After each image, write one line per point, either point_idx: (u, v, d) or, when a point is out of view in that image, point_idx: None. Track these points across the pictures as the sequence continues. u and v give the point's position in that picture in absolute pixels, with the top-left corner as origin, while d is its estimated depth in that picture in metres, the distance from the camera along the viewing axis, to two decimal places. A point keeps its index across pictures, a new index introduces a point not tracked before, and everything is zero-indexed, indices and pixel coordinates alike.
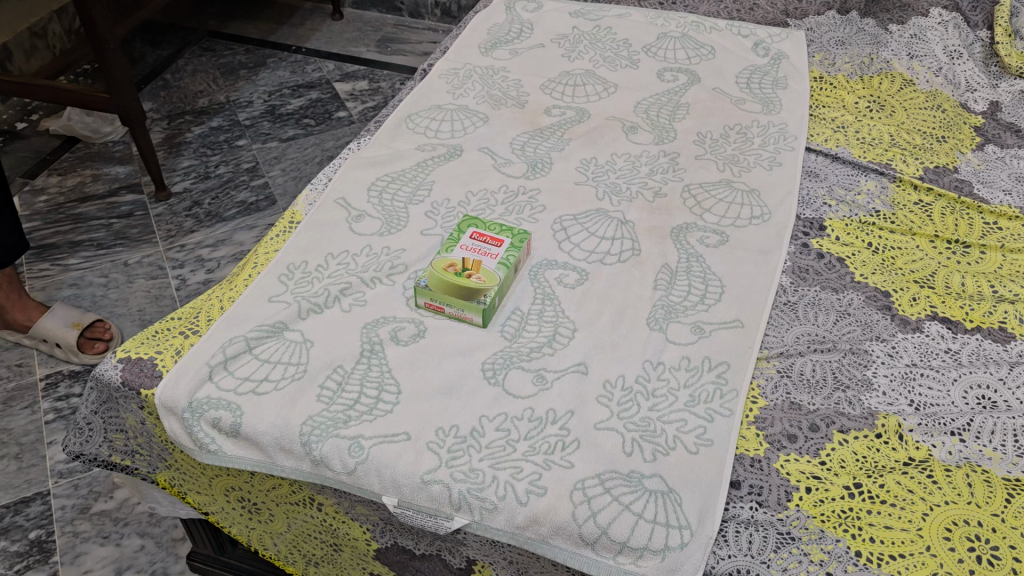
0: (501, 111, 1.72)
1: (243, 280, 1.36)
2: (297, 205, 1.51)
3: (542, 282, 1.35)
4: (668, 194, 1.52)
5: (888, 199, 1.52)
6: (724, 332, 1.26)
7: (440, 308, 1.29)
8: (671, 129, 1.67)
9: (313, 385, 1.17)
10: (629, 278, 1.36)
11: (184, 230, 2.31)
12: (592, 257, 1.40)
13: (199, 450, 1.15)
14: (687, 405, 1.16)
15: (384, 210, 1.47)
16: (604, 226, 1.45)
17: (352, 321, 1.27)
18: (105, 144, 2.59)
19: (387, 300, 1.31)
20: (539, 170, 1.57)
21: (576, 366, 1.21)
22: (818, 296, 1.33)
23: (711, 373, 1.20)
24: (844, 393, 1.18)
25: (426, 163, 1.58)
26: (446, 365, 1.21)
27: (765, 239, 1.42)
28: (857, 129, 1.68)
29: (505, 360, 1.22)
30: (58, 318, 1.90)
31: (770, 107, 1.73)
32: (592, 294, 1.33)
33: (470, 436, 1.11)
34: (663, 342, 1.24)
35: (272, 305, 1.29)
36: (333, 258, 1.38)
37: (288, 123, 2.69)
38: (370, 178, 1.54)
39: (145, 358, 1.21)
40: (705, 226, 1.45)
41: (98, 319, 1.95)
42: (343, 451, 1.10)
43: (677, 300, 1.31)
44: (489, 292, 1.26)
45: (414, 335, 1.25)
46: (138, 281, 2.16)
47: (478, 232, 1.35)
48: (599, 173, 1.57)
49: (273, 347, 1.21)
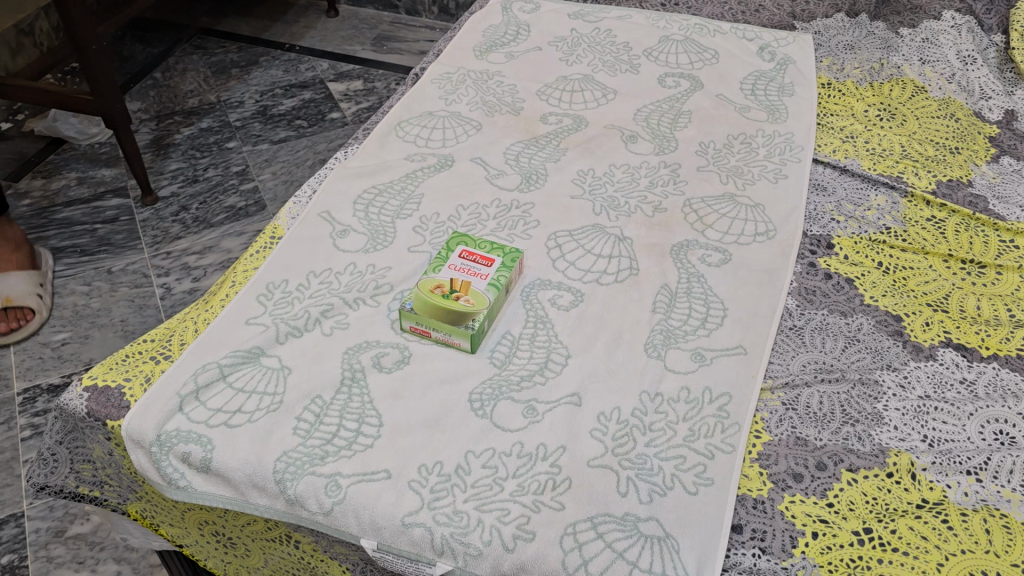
0: (496, 119, 1.65)
1: (219, 301, 1.29)
2: (279, 219, 1.44)
3: (534, 304, 1.28)
4: (668, 208, 1.45)
5: (899, 215, 1.44)
6: (726, 360, 1.19)
7: (426, 332, 1.22)
8: (672, 139, 1.60)
9: (289, 417, 1.10)
10: (626, 300, 1.29)
11: (170, 236, 2.24)
12: (587, 277, 1.33)
13: (168, 486, 1.08)
14: (686, 441, 1.09)
15: (370, 225, 1.40)
16: (600, 243, 1.38)
17: (332, 347, 1.20)
18: (91, 145, 2.52)
19: (370, 323, 1.24)
20: (533, 182, 1.50)
21: (569, 397, 1.14)
22: (825, 320, 1.26)
23: (712, 406, 1.13)
24: (853, 427, 1.11)
25: (415, 174, 1.51)
26: (431, 395, 1.14)
27: (770, 259, 1.35)
28: (867, 139, 1.60)
29: (494, 391, 1.15)
30: (13, 285, 1.94)
31: (776, 115, 1.66)
32: (587, 317, 1.26)
33: (455, 475, 1.04)
34: (662, 371, 1.18)
35: (249, 329, 1.22)
36: (314, 278, 1.31)
37: (280, 124, 2.62)
38: (356, 190, 1.47)
39: (112, 387, 1.15)
40: (707, 243, 1.38)
41: (31, 313, 1.97)
42: (319, 490, 1.03)
43: (677, 324, 1.24)
44: (479, 316, 1.19)
45: (398, 362, 1.19)
46: (121, 290, 2.09)
47: (468, 250, 1.28)
48: (596, 185, 1.50)
49: (249, 375, 1.15)
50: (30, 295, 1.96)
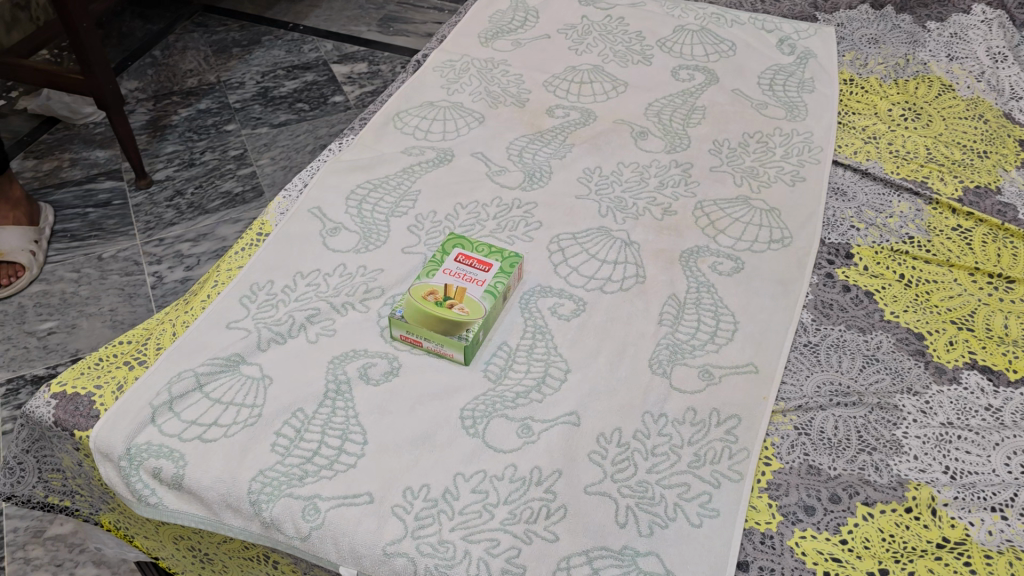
0: (500, 111, 1.57)
1: (200, 301, 1.22)
2: (267, 214, 1.37)
3: (533, 313, 1.21)
4: (678, 211, 1.37)
5: (924, 223, 1.35)
6: (735, 379, 1.12)
7: (417, 342, 1.15)
8: (684, 136, 1.52)
9: (268, 433, 1.04)
10: (631, 310, 1.21)
11: (163, 222, 2.17)
12: (590, 284, 1.25)
13: (138, 502, 1.03)
14: (690, 467, 1.02)
15: (362, 223, 1.33)
16: (606, 248, 1.30)
17: (317, 356, 1.14)
18: (86, 125, 2.45)
19: (358, 331, 1.17)
20: (537, 180, 1.42)
21: (566, 416, 1.07)
22: (842, 337, 1.18)
23: (719, 429, 1.06)
24: (869, 456, 1.04)
25: (412, 169, 1.43)
26: (420, 411, 1.08)
27: (785, 268, 1.27)
28: (891, 140, 1.51)
29: (486, 407, 1.08)
30: (9, 239, 1.96)
31: (794, 112, 1.57)
32: (589, 328, 1.19)
33: (442, 500, 0.98)
34: (667, 390, 1.10)
35: (229, 334, 1.16)
36: (302, 279, 1.24)
37: (280, 107, 2.53)
38: (350, 185, 1.40)
39: (82, 395, 1.09)
40: (718, 250, 1.31)
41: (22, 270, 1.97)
42: (297, 513, 0.97)
43: (684, 338, 1.17)
44: (474, 326, 1.12)
45: (385, 373, 1.12)
46: (112, 278, 2.03)
47: (465, 253, 1.21)
48: (603, 184, 1.42)
49: (227, 385, 1.09)
50: (22, 252, 1.97)
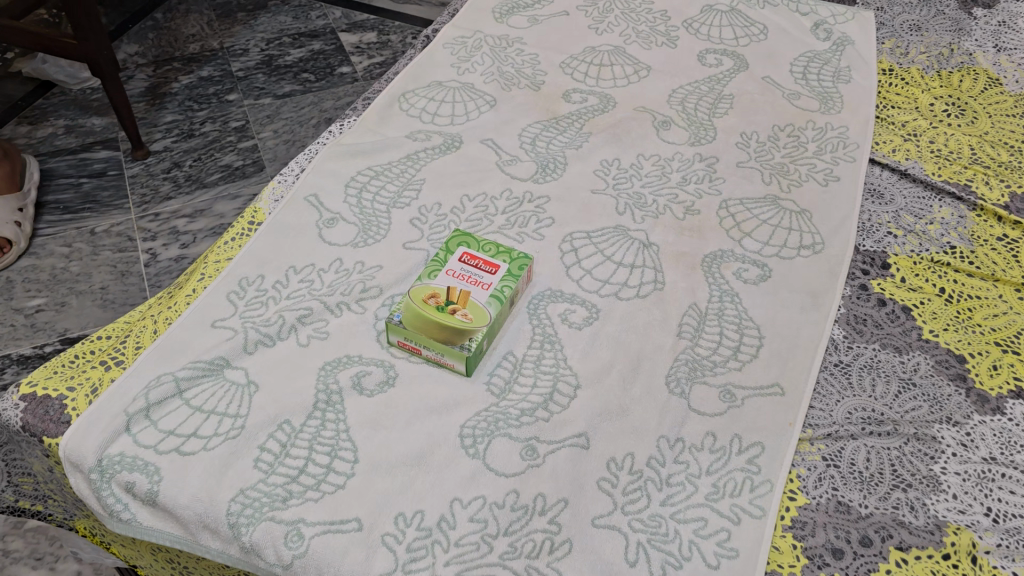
0: (513, 94, 1.47)
1: (184, 296, 1.14)
2: (260, 200, 1.27)
3: (542, 320, 1.12)
4: (702, 210, 1.27)
5: (966, 232, 1.25)
6: (759, 402, 1.03)
7: (416, 349, 1.07)
8: (710, 128, 1.41)
9: (251, 448, 0.96)
10: (648, 320, 1.12)
11: (159, 195, 2.08)
12: (605, 289, 1.16)
13: (109, 517, 0.95)
14: (708, 499, 0.94)
15: (362, 214, 1.24)
16: (622, 249, 1.21)
17: (308, 362, 1.05)
18: (83, 91, 2.35)
19: (353, 334, 1.09)
20: (550, 172, 1.32)
21: (574, 438, 0.99)
22: (877, 357, 1.09)
23: (741, 458, 0.98)
24: (903, 494, 0.95)
25: (417, 156, 1.33)
26: (416, 427, 1.00)
27: (815, 278, 1.18)
28: (932, 138, 1.40)
29: (488, 426, 1.00)
30: None
31: (829, 104, 1.46)
32: (602, 339, 1.10)
33: (437, 529, 0.91)
34: (684, 412, 1.02)
35: (214, 335, 1.07)
36: (294, 274, 1.15)
37: (285, 77, 2.42)
38: (349, 172, 1.30)
39: (53, 398, 1.01)
40: (743, 255, 1.21)
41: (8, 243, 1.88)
42: (279, 539, 0.90)
43: (704, 354, 1.08)
44: (477, 334, 1.04)
45: (380, 384, 1.04)
46: (104, 254, 1.95)
47: (470, 253, 1.12)
48: (621, 178, 1.32)
49: (209, 392, 1.01)
50: (8, 225, 1.87)
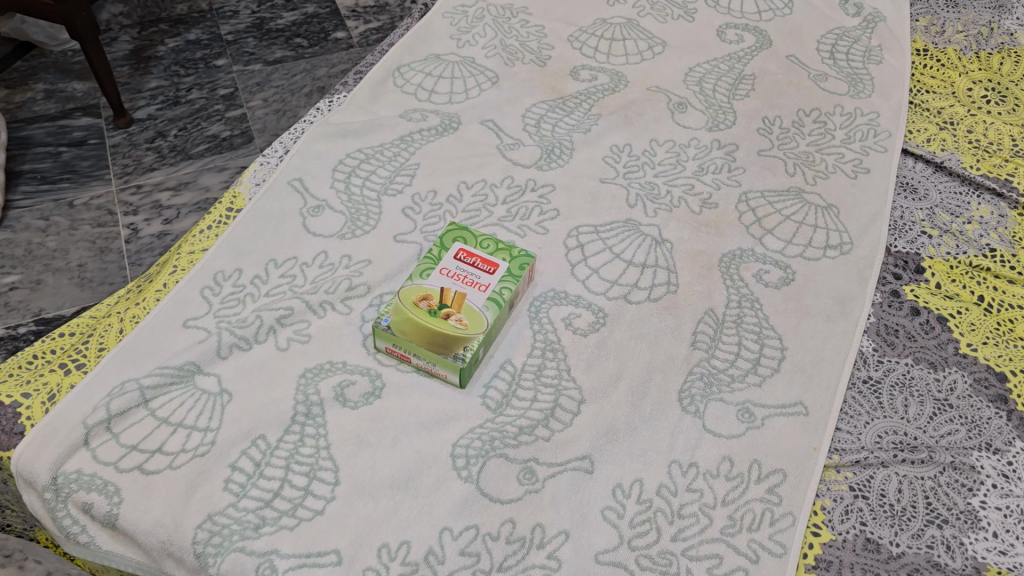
0: (516, 70, 1.36)
1: (154, 290, 1.04)
2: (240, 184, 1.17)
3: (544, 325, 1.02)
4: (719, 203, 1.17)
5: (1007, 233, 1.15)
6: (781, 423, 0.94)
7: (405, 356, 0.97)
8: (729, 111, 1.31)
9: (221, 467, 0.87)
10: (660, 327, 1.03)
11: (142, 167, 1.97)
12: (613, 291, 1.06)
13: (65, 539, 0.86)
14: (724, 534, 0.85)
15: (350, 202, 1.14)
16: (633, 246, 1.11)
17: (287, 368, 0.96)
18: (63, 53, 2.22)
19: (336, 338, 0.99)
20: (555, 158, 1.21)
21: (578, 461, 0.90)
22: (909, 373, 1.00)
23: (760, 487, 0.89)
24: (939, 531, 0.87)
25: (411, 137, 1.23)
26: (404, 445, 0.91)
27: (843, 283, 1.08)
28: (970, 127, 1.30)
29: (483, 445, 0.91)
30: None
31: (858, 87, 1.36)
32: (609, 347, 1.01)
33: (425, 564, 0.82)
34: (698, 434, 0.93)
35: (185, 336, 0.98)
36: (274, 269, 1.06)
37: (277, 42, 2.30)
38: (338, 154, 1.20)
39: (6, 405, 0.91)
40: (765, 255, 1.11)
41: None
42: (248, 572, 0.81)
43: (721, 367, 0.99)
44: (473, 342, 0.94)
45: (366, 395, 0.95)
46: (82, 229, 1.84)
47: (467, 249, 1.02)
48: (633, 166, 1.21)
49: (177, 402, 0.92)
50: None
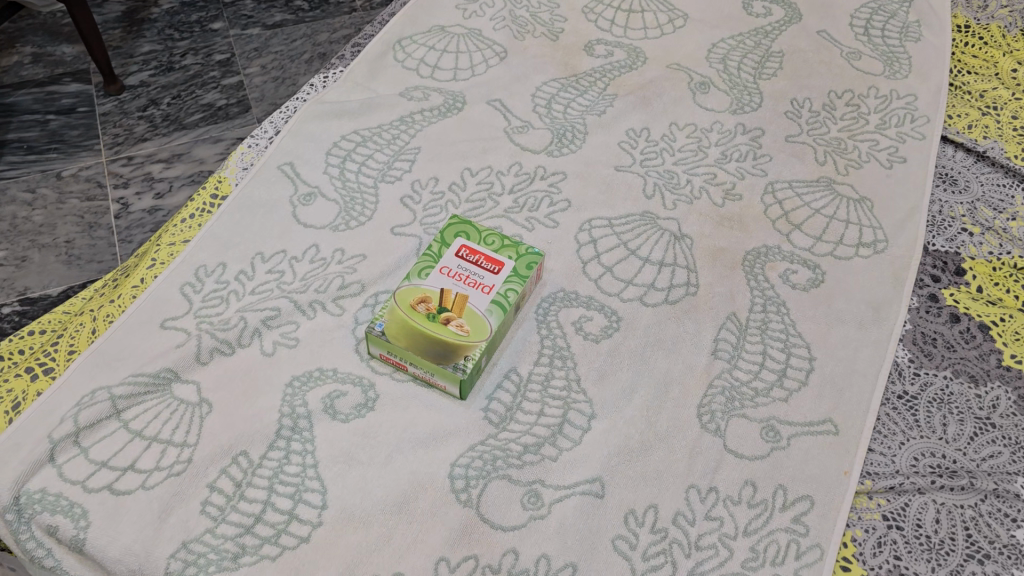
0: (526, 44, 1.26)
1: (131, 286, 0.96)
2: (226, 168, 1.09)
3: (552, 329, 0.94)
4: (743, 194, 1.08)
5: None
6: (809, 443, 0.87)
7: (401, 365, 0.90)
8: (755, 92, 1.21)
9: (198, 488, 0.81)
10: (678, 333, 0.95)
11: (133, 136, 1.87)
12: (628, 291, 0.98)
13: (30, 564, 0.79)
14: (744, 569, 0.78)
15: (344, 189, 1.06)
16: (650, 242, 1.03)
17: (273, 376, 0.89)
18: (52, 14, 2.11)
19: (327, 343, 0.92)
20: (567, 143, 1.12)
21: (587, 484, 0.83)
22: (949, 387, 0.92)
23: (785, 516, 0.82)
24: (980, 567, 0.79)
25: (411, 118, 1.14)
26: (398, 464, 0.84)
27: (876, 285, 1.00)
28: (1017, 111, 1.19)
29: (483, 465, 0.84)
30: None
31: (894, 67, 1.26)
32: (622, 355, 0.93)
33: None
34: (719, 455, 0.85)
35: (162, 339, 0.91)
36: (261, 264, 0.98)
37: (276, 5, 2.18)
38: (332, 135, 1.11)
39: None
40: (792, 254, 1.03)
41: None
42: None
43: (744, 380, 0.91)
44: (475, 351, 0.87)
45: (357, 407, 0.87)
46: (70, 202, 1.76)
47: (470, 246, 0.94)
48: (650, 152, 1.12)
49: (152, 413, 0.85)
50: None
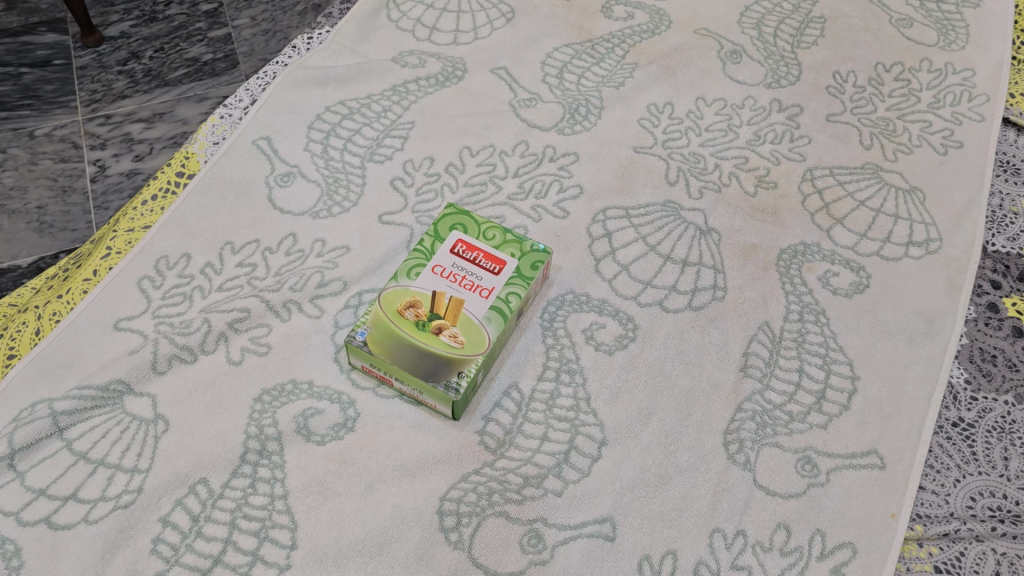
0: (537, 3, 1.12)
1: (81, 279, 0.85)
2: (194, 142, 0.96)
3: (559, 338, 0.83)
4: (778, 182, 0.96)
5: None
6: (851, 479, 0.76)
7: (386, 379, 0.78)
8: (793, 62, 1.08)
9: (149, 523, 0.70)
10: (703, 344, 0.83)
11: (111, 93, 1.48)
12: (648, 295, 0.86)
13: None
14: None
15: (327, 169, 0.94)
16: (674, 238, 0.90)
17: (240, 390, 0.78)
18: None
19: (302, 351, 0.80)
20: (581, 119, 1.00)
21: (595, 524, 0.72)
22: (1012, 414, 0.80)
23: (823, 566, 0.71)
24: None
25: (405, 88, 1.01)
26: (381, 498, 0.73)
27: (929, 292, 0.88)
28: None
29: (479, 501, 0.73)
30: None
31: (950, 37, 1.12)
32: (639, 369, 0.81)
33: None
34: (748, 492, 0.74)
35: (114, 344, 0.79)
36: (230, 255, 0.86)
37: None
38: (314, 106, 0.99)
39: None
40: (833, 253, 0.91)
41: None
42: None
43: (777, 403, 0.80)
44: (470, 366, 0.75)
45: (335, 428, 0.76)
46: (43, 162, 1.40)
47: (467, 241, 0.82)
48: (674, 132, 1.00)
49: (99, 433, 0.74)
50: None
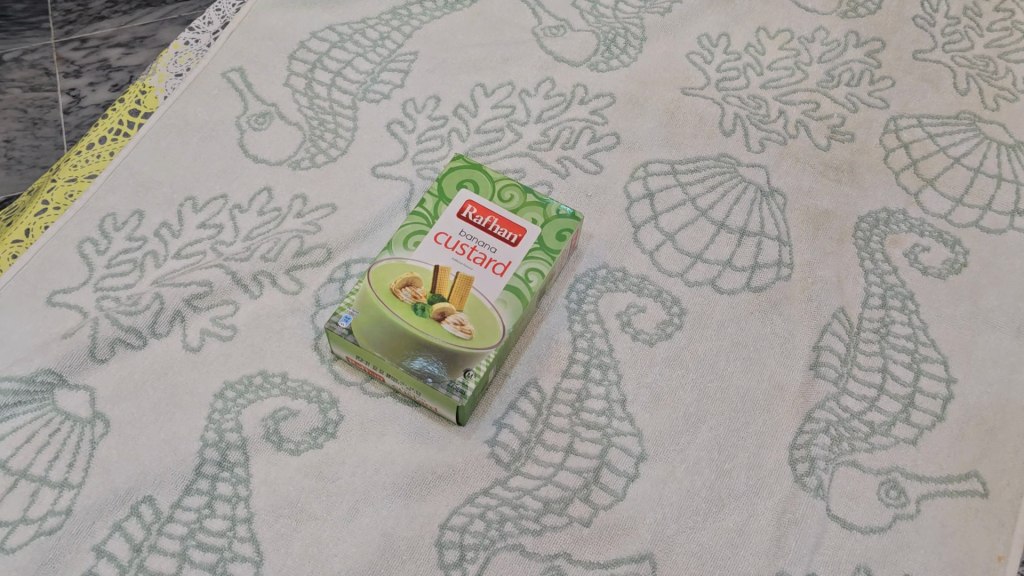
0: None
1: (11, 242, 0.70)
2: (153, 74, 0.80)
3: (588, 324, 0.68)
4: (856, 132, 0.79)
5: None
6: (948, 510, 0.61)
7: (377, 374, 0.64)
8: None
9: (80, 554, 0.57)
10: (765, 334, 0.68)
11: (87, 13, 1.16)
12: (698, 271, 0.71)
13: None
14: None
15: (311, 109, 0.78)
16: (730, 201, 0.75)
17: (198, 384, 0.63)
18: None
19: (275, 336, 0.66)
20: (618, 52, 0.83)
21: (632, 564, 0.58)
22: None
23: None
24: None
25: (408, 11, 0.84)
26: (369, 525, 0.59)
27: None
28: None
29: (489, 530, 0.59)
30: None
31: None
32: (688, 365, 0.66)
33: None
34: (820, 526, 0.60)
35: (42, 323, 0.65)
36: (191, 214, 0.71)
37: None
38: (298, 33, 0.82)
39: None
40: (922, 222, 0.75)
41: None
42: None
43: (856, 412, 0.65)
44: (481, 363, 0.60)
45: (313, 433, 0.62)
46: (9, 92, 1.10)
47: (479, 204, 0.66)
48: (730, 69, 0.83)
49: (22, 437, 0.60)
50: None
